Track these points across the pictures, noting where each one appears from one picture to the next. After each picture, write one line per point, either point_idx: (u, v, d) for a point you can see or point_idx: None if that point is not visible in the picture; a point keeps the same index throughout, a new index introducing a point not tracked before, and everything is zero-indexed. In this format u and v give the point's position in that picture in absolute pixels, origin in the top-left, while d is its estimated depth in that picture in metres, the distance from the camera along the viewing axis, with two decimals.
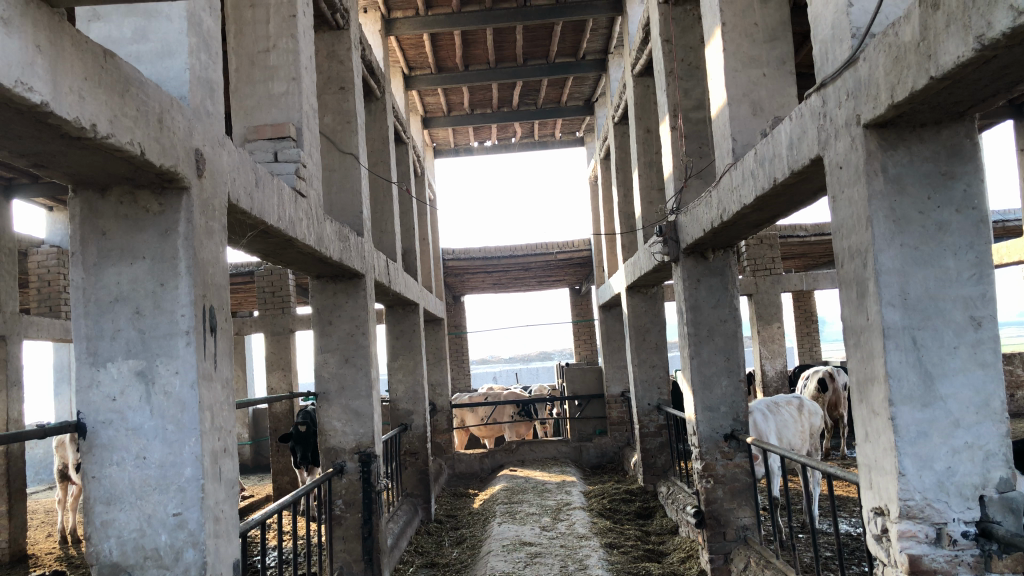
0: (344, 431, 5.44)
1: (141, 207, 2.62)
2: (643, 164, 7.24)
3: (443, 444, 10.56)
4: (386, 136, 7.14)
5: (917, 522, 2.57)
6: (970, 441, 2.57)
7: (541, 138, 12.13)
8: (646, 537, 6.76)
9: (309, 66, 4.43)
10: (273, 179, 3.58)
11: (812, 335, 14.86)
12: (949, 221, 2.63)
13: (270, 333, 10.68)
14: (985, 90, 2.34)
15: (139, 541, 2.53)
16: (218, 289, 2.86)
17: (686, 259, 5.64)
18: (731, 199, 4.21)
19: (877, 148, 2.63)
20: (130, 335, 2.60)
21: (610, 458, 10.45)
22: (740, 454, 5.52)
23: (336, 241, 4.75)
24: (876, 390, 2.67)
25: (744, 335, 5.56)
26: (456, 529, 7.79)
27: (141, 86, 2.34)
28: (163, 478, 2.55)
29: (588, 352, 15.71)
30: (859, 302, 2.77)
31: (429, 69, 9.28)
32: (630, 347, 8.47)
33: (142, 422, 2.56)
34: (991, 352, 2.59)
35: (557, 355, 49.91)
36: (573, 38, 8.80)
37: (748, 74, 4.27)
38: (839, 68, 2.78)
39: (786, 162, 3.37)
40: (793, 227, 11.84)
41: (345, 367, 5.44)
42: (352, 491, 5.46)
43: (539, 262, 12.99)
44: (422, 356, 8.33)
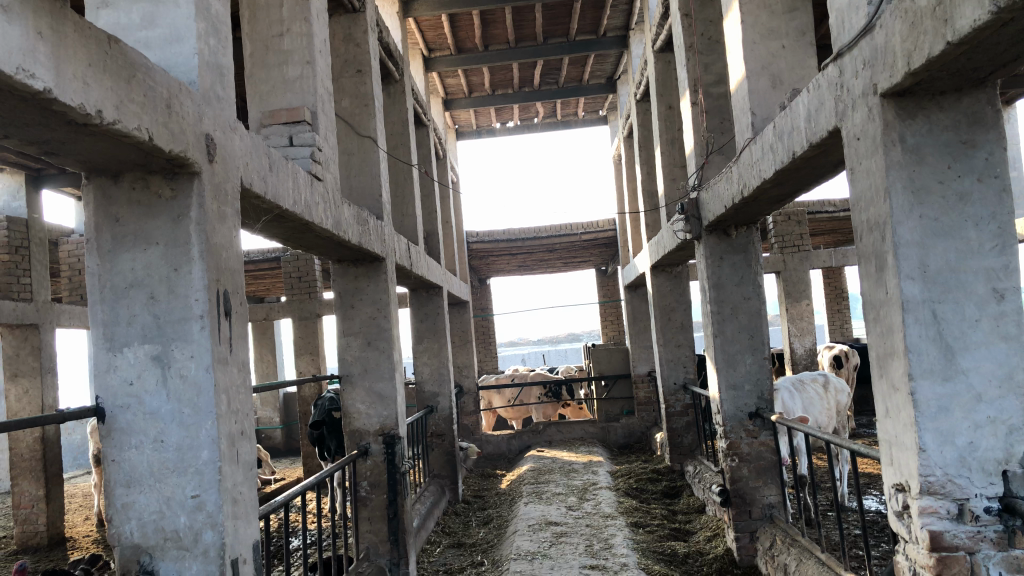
0: (368, 413, 5.47)
1: (153, 193, 2.64)
2: (665, 141, 7.16)
3: (470, 426, 10.60)
4: (405, 119, 7.12)
5: (939, 498, 2.53)
6: (993, 415, 2.52)
7: (563, 118, 12.05)
8: (673, 516, 6.74)
9: (323, 49, 4.42)
10: (288, 164, 3.58)
11: (843, 312, 14.68)
12: (969, 191, 2.56)
13: (297, 318, 10.78)
14: (1005, 55, 2.27)
15: (159, 523, 2.57)
16: (232, 273, 2.88)
17: (708, 236, 5.58)
18: (751, 174, 4.15)
19: (895, 117, 2.56)
20: (146, 320, 2.63)
21: (637, 438, 10.43)
22: (766, 433, 5.47)
23: (354, 225, 4.76)
24: (896, 365, 2.62)
25: (767, 312, 5.51)
26: (483, 510, 7.83)
27: (148, 71, 2.34)
28: (180, 461, 2.58)
29: (615, 332, 15.67)
30: (878, 276, 2.72)
31: (449, 50, 9.25)
32: (655, 327, 8.42)
33: (159, 406, 2.59)
34: (1014, 325, 2.53)
35: (587, 335, 49.87)
36: (593, 15, 8.71)
37: (768, 46, 4.19)
38: (856, 36, 2.71)
39: (804, 135, 3.30)
40: (822, 203, 11.67)
41: (368, 350, 5.48)
42: (377, 473, 5.50)
43: (563, 243, 12.95)
44: (447, 338, 8.35)
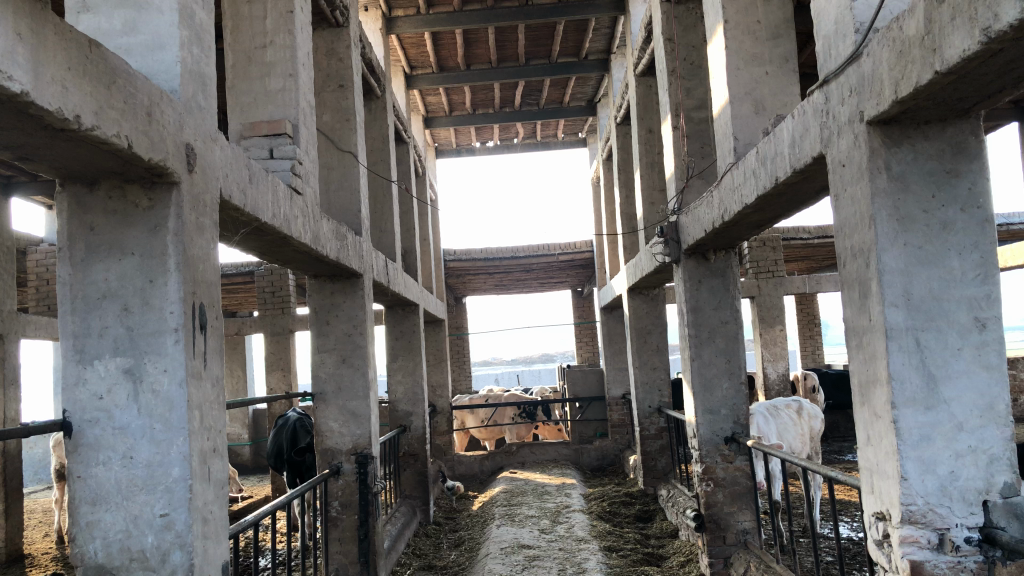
0: (341, 432, 5.39)
1: (130, 202, 2.57)
2: (645, 164, 7.20)
3: (443, 446, 10.49)
4: (386, 135, 7.08)
5: (920, 527, 2.51)
6: (974, 444, 2.51)
7: (543, 139, 12.08)
8: (645, 541, 6.70)
9: (306, 62, 4.38)
10: (268, 176, 3.53)
11: (815, 338, 14.78)
12: (953, 220, 2.57)
13: (269, 333, 10.66)
14: (990, 86, 2.28)
15: (124, 542, 2.49)
16: (209, 286, 2.82)
17: (687, 260, 5.59)
18: (732, 199, 4.16)
19: (881, 145, 2.57)
20: (118, 332, 2.56)
21: (610, 461, 10.39)
22: (741, 458, 5.46)
23: (333, 240, 4.70)
24: (879, 393, 2.62)
25: (745, 337, 5.51)
26: (454, 532, 7.74)
27: (129, 78, 2.29)
28: (149, 478, 2.50)
29: (590, 354, 15.65)
30: (861, 302, 2.72)
31: (430, 68, 9.26)
32: (631, 349, 8.41)
33: (130, 421, 2.52)
34: (995, 354, 2.53)
35: (560, 356, 49.85)
36: (575, 37, 8.75)
37: (751, 72, 4.21)
38: (843, 63, 2.72)
39: (788, 160, 3.32)
40: (796, 229, 11.76)
41: (343, 367, 5.41)
42: (349, 493, 5.40)
43: (540, 263, 12.94)
44: (422, 356, 8.28)
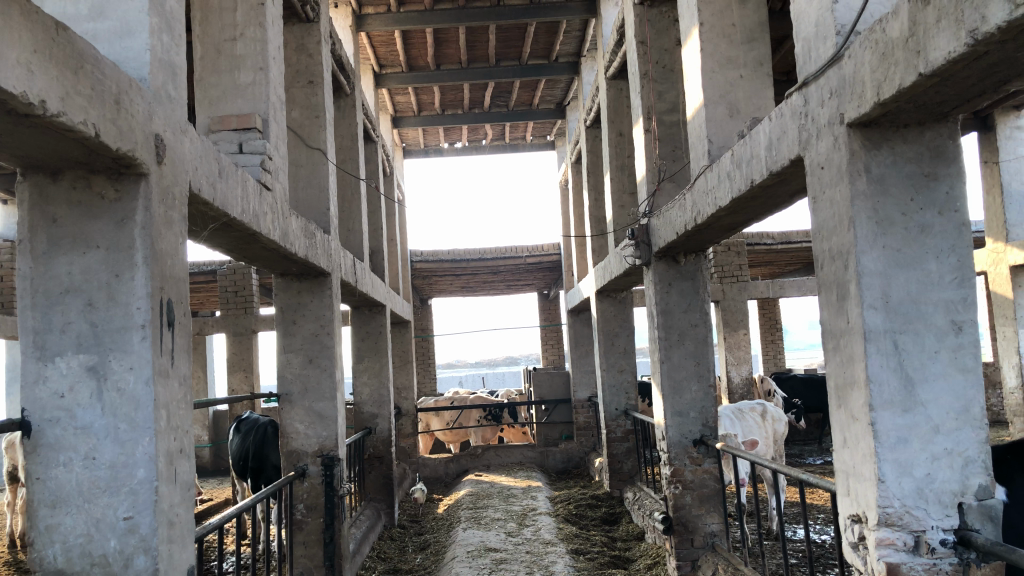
0: (307, 433, 5.29)
1: (96, 193, 2.48)
2: (615, 167, 7.20)
3: (408, 449, 10.38)
4: (355, 133, 6.99)
5: (896, 530, 2.51)
6: (949, 447, 2.52)
7: (511, 141, 12.05)
8: (612, 543, 6.68)
9: (277, 56, 4.29)
10: (237, 170, 3.44)
11: (777, 343, 14.92)
12: (931, 223, 2.58)
13: (231, 334, 10.48)
14: (971, 90, 2.30)
15: (86, 546, 2.39)
16: (177, 282, 2.73)
17: (658, 263, 5.58)
18: (706, 202, 4.16)
19: (861, 147, 2.58)
20: (82, 328, 2.47)
21: (576, 463, 10.38)
22: (710, 460, 5.47)
23: (301, 237, 4.61)
24: (856, 396, 2.62)
25: (714, 340, 5.53)
26: (419, 535, 7.66)
27: (97, 64, 2.21)
28: (113, 480, 2.41)
29: (555, 357, 15.64)
30: (839, 305, 2.72)
31: (399, 67, 9.18)
32: (598, 352, 8.41)
33: (93, 420, 2.43)
34: (971, 357, 2.54)
35: (524, 359, 49.85)
36: (546, 39, 8.73)
37: (726, 75, 4.22)
38: (823, 65, 2.73)
39: (764, 163, 3.32)
40: (761, 234, 11.87)
41: (309, 368, 5.32)
42: (314, 495, 5.29)
43: (507, 265, 12.90)
44: (388, 358, 8.19)
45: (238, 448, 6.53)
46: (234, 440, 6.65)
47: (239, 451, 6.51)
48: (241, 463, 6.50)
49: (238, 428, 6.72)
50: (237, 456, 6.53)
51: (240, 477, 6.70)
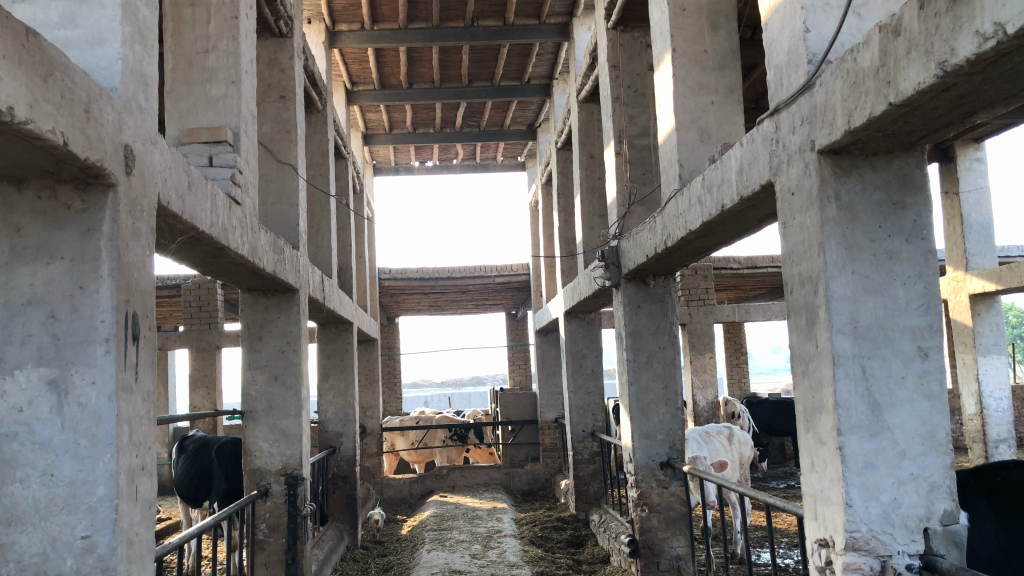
0: (271, 452, 5.22)
1: (61, 203, 2.42)
2: (586, 189, 7.24)
3: (372, 468, 10.29)
4: (325, 149, 6.95)
5: (863, 554, 2.52)
6: (915, 472, 2.55)
7: (482, 161, 12.08)
8: (577, 566, 6.64)
9: (250, 70, 4.26)
10: (207, 183, 3.40)
11: (742, 366, 15.03)
12: (899, 250, 2.63)
13: (194, 349, 10.32)
14: (939, 121, 2.34)
15: (41, 566, 2.32)
16: (144, 295, 2.69)
17: (627, 285, 5.60)
18: (676, 225, 4.20)
19: (831, 174, 2.61)
20: (43, 341, 2.41)
21: (541, 485, 10.34)
22: (676, 483, 5.48)
23: (270, 253, 4.56)
24: (824, 420, 2.64)
25: (682, 363, 5.55)
26: (383, 556, 7.56)
27: (68, 72, 2.17)
28: (72, 497, 2.34)
29: (522, 377, 15.61)
30: (808, 329, 2.75)
31: (372, 84, 9.17)
32: (566, 373, 8.41)
33: (52, 436, 2.37)
34: (937, 383, 2.58)
35: (490, 380, 49.74)
36: (518, 61, 8.78)
37: (697, 100, 4.27)
38: (795, 93, 2.77)
39: (735, 188, 3.36)
40: (727, 259, 11.99)
41: (274, 385, 5.25)
42: (277, 515, 5.18)
43: (476, 285, 12.88)
44: (354, 376, 8.10)
45: (190, 468, 6.22)
46: (184, 461, 6.32)
47: (193, 471, 6.20)
48: (195, 484, 6.19)
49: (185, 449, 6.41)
50: (190, 477, 6.20)
51: (187, 501, 6.35)
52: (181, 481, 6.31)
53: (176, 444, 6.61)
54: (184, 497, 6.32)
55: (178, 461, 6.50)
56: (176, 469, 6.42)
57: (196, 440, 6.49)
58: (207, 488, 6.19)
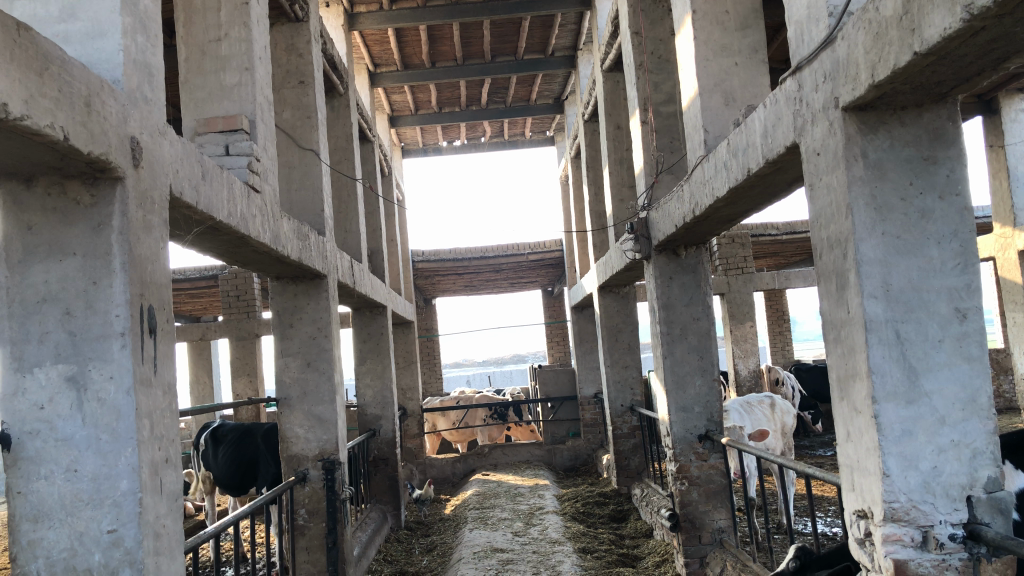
0: (307, 438, 5.23)
1: (71, 198, 2.41)
2: (614, 161, 7.12)
3: (414, 449, 10.34)
4: (349, 133, 6.93)
5: (903, 526, 2.43)
6: (956, 439, 2.44)
7: (510, 137, 12.00)
8: (620, 541, 6.60)
9: (264, 56, 4.22)
10: (222, 172, 3.37)
11: (784, 334, 14.78)
12: (931, 208, 2.50)
13: (234, 338, 10.43)
14: (970, 69, 2.21)
15: (69, 561, 2.33)
16: (159, 288, 2.67)
17: (658, 257, 5.50)
18: (703, 193, 4.09)
19: (857, 132, 2.50)
20: (60, 338, 2.40)
21: (583, 461, 10.30)
22: (715, 456, 5.39)
23: (294, 240, 4.54)
24: (858, 388, 2.54)
25: (717, 333, 5.44)
26: (426, 537, 7.59)
27: (64, 65, 2.14)
28: (96, 493, 2.35)
29: (561, 353, 15.57)
30: (838, 294, 2.64)
31: (394, 65, 9.11)
32: (602, 348, 8.34)
33: (73, 432, 2.37)
34: (977, 346, 2.46)
35: (533, 357, 49.76)
36: (541, 34, 8.65)
37: (720, 63, 4.13)
38: (816, 48, 2.65)
39: (760, 151, 3.24)
40: (765, 225, 11.76)
41: (308, 371, 5.26)
42: (316, 500, 5.21)
43: (510, 263, 12.83)
44: (390, 359, 8.10)
45: (235, 458, 6.22)
46: (222, 450, 6.33)
47: (239, 460, 6.21)
48: (238, 472, 6.21)
49: (226, 438, 6.41)
50: (232, 466, 6.22)
51: (228, 490, 6.36)
52: (223, 472, 6.28)
53: (207, 434, 6.61)
54: (228, 486, 6.32)
55: (212, 451, 6.50)
56: (213, 459, 6.43)
57: (229, 428, 6.50)
58: (253, 475, 6.24)
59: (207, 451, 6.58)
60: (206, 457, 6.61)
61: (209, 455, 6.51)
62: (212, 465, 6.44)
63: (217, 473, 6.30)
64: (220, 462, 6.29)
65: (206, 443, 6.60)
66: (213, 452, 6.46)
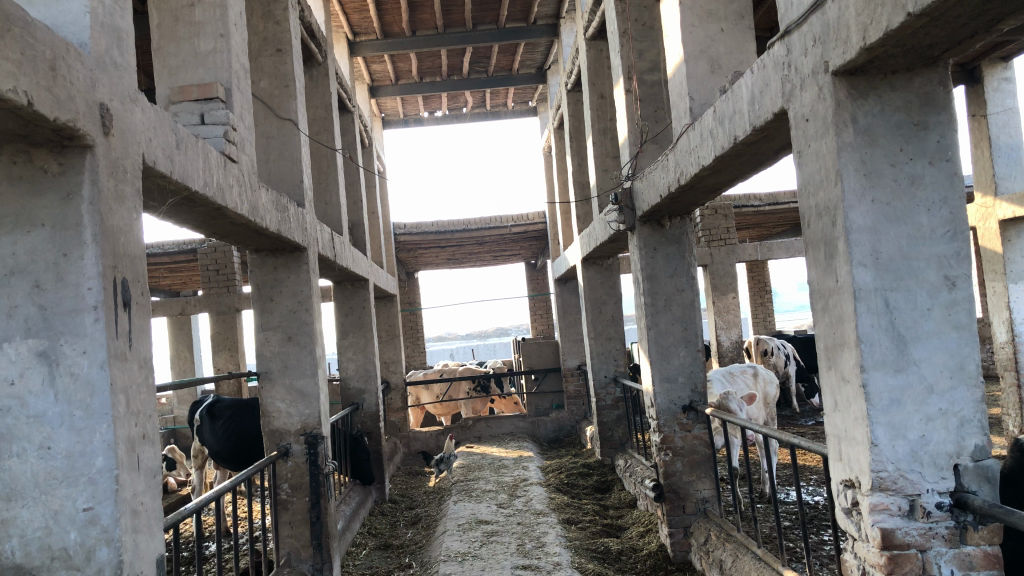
0: (289, 412, 5.17)
1: (38, 167, 2.32)
2: (597, 131, 7.04)
3: (397, 423, 10.31)
4: (329, 103, 6.80)
5: (890, 494, 2.42)
6: (944, 407, 2.42)
7: (492, 108, 11.88)
8: (604, 512, 6.61)
9: (239, 22, 4.11)
10: (197, 141, 3.28)
11: (766, 305, 14.81)
12: (921, 174, 2.46)
13: (214, 313, 10.33)
14: (963, 31, 2.17)
15: (45, 540, 2.28)
16: (133, 260, 2.60)
17: (642, 227, 5.46)
18: (688, 161, 4.03)
19: (847, 97, 2.45)
20: (30, 312, 2.33)
21: (567, 432, 10.32)
22: (699, 426, 5.39)
23: (273, 211, 4.45)
24: (847, 356, 2.51)
25: (700, 304, 5.43)
26: (410, 510, 7.58)
27: (27, 26, 2.05)
28: (70, 470, 2.29)
29: (544, 326, 15.56)
30: (827, 263, 2.61)
31: (374, 34, 8.96)
32: (586, 320, 8.31)
33: (46, 408, 2.31)
34: (965, 314, 2.43)
35: (516, 330, 49.72)
36: (523, 1, 8.52)
37: (706, 29, 4.06)
38: (805, 11, 2.59)
39: (747, 118, 3.18)
40: (748, 197, 11.74)
41: (288, 345, 5.19)
42: (299, 475, 5.18)
43: (493, 235, 12.75)
44: (373, 332, 8.01)
45: (236, 431, 6.13)
46: (221, 424, 6.20)
47: (240, 433, 6.13)
48: (237, 447, 6.13)
49: (223, 413, 6.30)
50: (232, 439, 6.11)
51: (225, 464, 6.23)
52: (220, 445, 6.15)
53: (203, 410, 6.45)
54: (225, 458, 6.18)
55: (209, 426, 6.35)
56: (210, 433, 6.28)
57: (226, 404, 6.37)
58: (254, 449, 6.17)
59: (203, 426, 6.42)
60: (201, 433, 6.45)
61: (205, 430, 6.35)
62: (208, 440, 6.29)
63: (216, 447, 6.16)
64: (218, 435, 6.15)
65: (201, 419, 6.45)
66: (208, 426, 6.32)
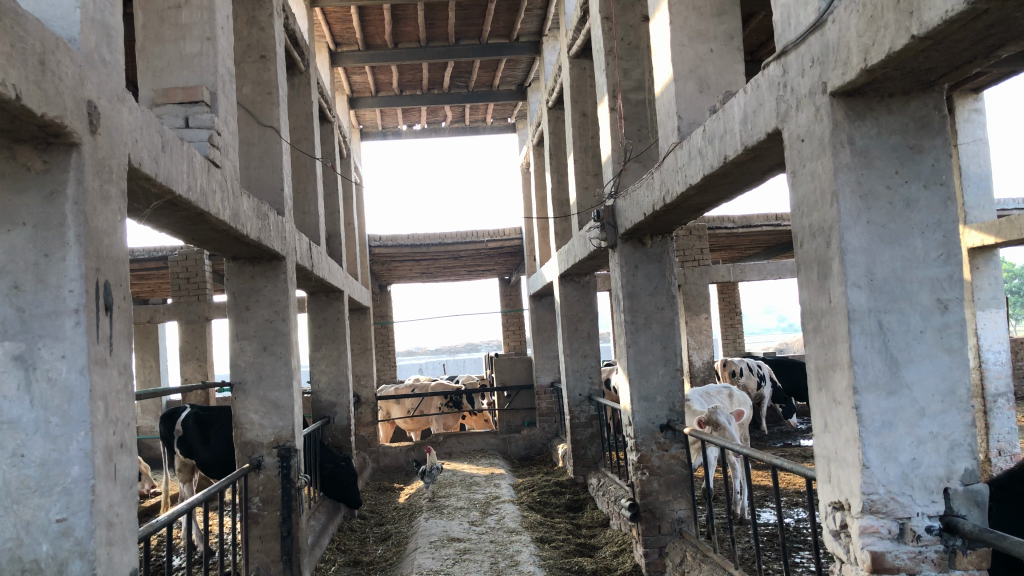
0: (262, 424, 5.06)
1: (21, 163, 2.25)
2: (579, 148, 7.04)
3: (367, 437, 10.18)
4: (310, 112, 6.74)
5: (880, 517, 2.41)
6: (935, 430, 2.42)
7: (472, 123, 11.88)
8: (577, 531, 6.57)
9: (225, 27, 4.05)
10: (182, 144, 3.21)
11: (736, 326, 14.92)
12: (916, 197, 2.47)
13: (184, 322, 10.19)
14: (962, 56, 2.18)
15: (15, 551, 2.19)
16: (116, 263, 2.52)
17: (624, 245, 5.45)
18: (675, 180, 4.03)
19: (844, 118, 2.46)
20: (7, 314, 2.24)
21: (538, 449, 10.26)
22: (676, 446, 5.39)
23: (253, 219, 4.37)
24: (839, 378, 2.51)
25: (680, 324, 5.44)
26: (380, 526, 7.47)
27: (18, 18, 1.98)
28: (44, 479, 2.20)
29: (516, 342, 15.53)
30: (820, 284, 2.61)
31: (356, 45, 8.93)
32: (562, 337, 8.27)
33: (20, 414, 2.22)
34: (957, 337, 2.44)
35: (485, 347, 49.63)
36: (506, 17, 8.53)
37: (696, 48, 4.08)
38: (804, 33, 2.60)
39: (738, 138, 3.19)
40: (722, 218, 11.82)
41: (263, 356, 5.10)
42: (270, 488, 5.06)
43: (468, 250, 12.71)
44: (347, 345, 7.92)
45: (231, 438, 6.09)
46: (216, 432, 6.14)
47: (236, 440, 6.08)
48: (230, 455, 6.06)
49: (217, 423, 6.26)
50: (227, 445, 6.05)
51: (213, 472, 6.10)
52: (213, 451, 6.07)
53: (190, 421, 6.35)
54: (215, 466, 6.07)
55: (197, 436, 6.23)
56: (199, 442, 6.16)
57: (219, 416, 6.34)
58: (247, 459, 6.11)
59: (188, 437, 6.29)
60: (185, 444, 6.29)
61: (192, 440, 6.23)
62: (197, 449, 6.16)
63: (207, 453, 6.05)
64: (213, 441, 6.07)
65: (187, 428, 6.31)
66: (197, 435, 6.22)
